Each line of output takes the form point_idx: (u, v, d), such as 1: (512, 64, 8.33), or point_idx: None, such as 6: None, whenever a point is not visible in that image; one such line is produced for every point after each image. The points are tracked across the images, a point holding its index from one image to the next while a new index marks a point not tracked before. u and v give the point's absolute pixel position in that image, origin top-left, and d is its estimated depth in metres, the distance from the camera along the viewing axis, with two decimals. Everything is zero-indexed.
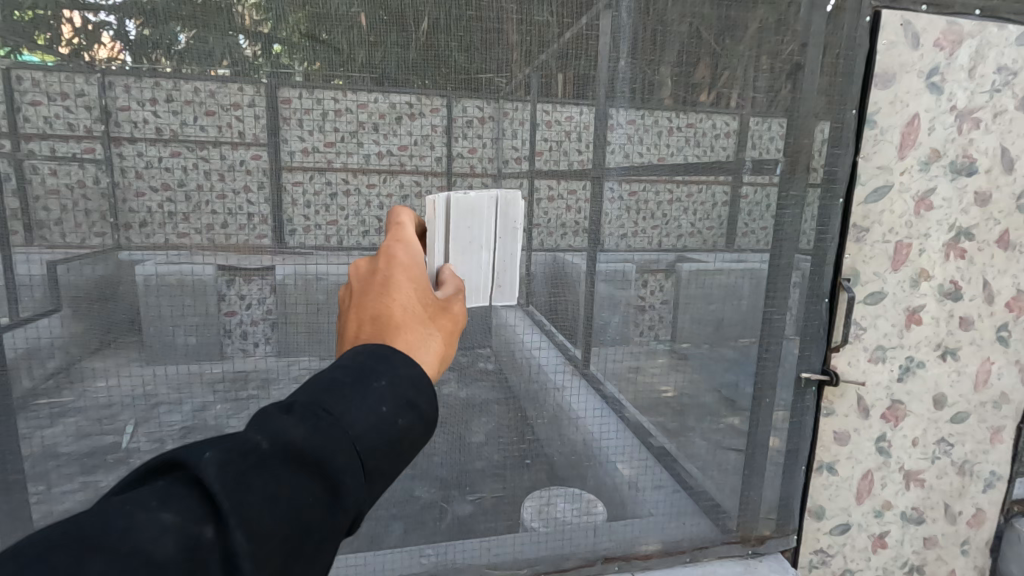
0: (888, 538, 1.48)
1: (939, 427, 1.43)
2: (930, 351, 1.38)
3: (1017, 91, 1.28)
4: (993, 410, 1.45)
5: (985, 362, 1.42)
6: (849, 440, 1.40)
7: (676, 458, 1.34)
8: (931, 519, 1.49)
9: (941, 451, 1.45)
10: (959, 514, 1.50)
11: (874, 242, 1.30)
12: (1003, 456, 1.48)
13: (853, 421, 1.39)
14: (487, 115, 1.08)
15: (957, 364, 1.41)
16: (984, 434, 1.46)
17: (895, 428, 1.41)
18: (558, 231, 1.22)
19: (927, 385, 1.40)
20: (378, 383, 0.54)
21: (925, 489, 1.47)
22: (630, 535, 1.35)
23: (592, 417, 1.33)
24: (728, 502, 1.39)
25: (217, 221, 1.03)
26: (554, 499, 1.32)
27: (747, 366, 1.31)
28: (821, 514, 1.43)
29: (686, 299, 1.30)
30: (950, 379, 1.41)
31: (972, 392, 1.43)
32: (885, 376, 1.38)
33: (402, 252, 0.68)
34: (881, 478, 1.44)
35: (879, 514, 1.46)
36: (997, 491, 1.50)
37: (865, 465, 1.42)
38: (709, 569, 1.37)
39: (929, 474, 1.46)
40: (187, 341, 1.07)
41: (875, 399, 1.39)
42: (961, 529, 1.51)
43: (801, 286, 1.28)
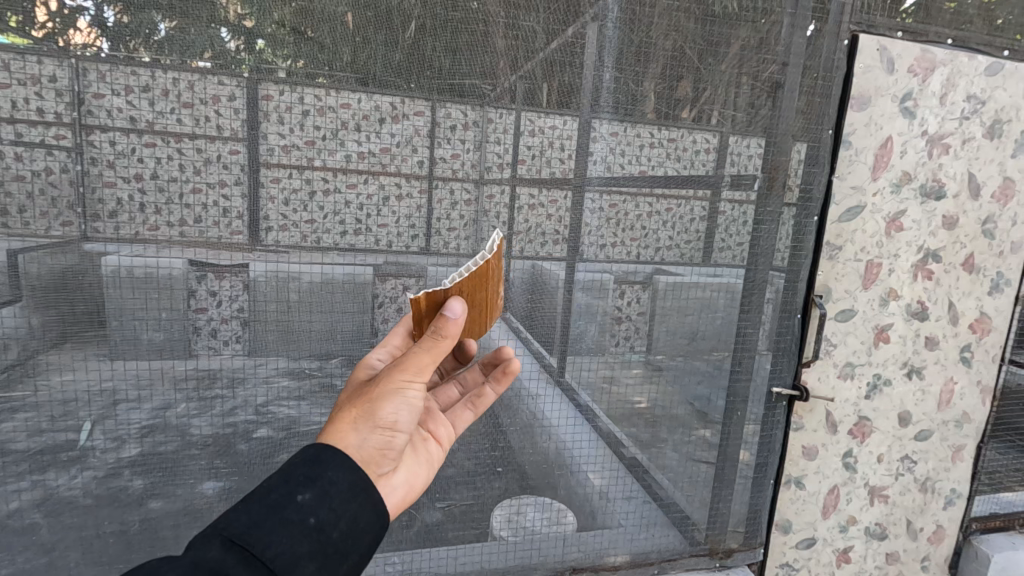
0: (852, 552, 1.50)
1: (904, 444, 1.47)
2: (897, 368, 1.42)
3: (985, 119, 1.33)
4: (955, 429, 1.50)
5: (948, 381, 1.46)
6: (817, 455, 1.43)
7: (647, 469, 1.35)
8: (894, 535, 1.52)
9: (905, 468, 1.48)
10: (920, 531, 1.54)
11: (846, 260, 1.33)
12: (964, 474, 1.53)
13: (822, 436, 1.42)
14: (470, 121, 1.08)
15: (922, 383, 1.44)
16: (946, 452, 1.51)
17: (862, 444, 1.44)
18: (537, 239, 1.18)
19: (894, 403, 1.44)
20: (302, 497, 0.60)
21: (888, 506, 1.50)
22: (599, 546, 1.36)
23: (566, 427, 1.30)
24: (697, 514, 1.40)
25: (191, 215, 1.00)
26: (525, 508, 1.31)
27: (718, 378, 1.34)
28: (787, 528, 1.46)
29: (662, 310, 1.29)
30: (915, 397, 1.45)
31: (937, 410, 1.47)
32: (854, 392, 1.41)
33: (381, 412, 0.68)
34: (847, 493, 1.46)
35: (844, 529, 1.48)
36: (956, 508, 1.55)
37: (832, 480, 1.45)
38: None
39: (893, 490, 1.49)
40: (152, 337, 1.03)
41: (843, 414, 1.41)
42: (922, 545, 1.55)
43: (774, 302, 1.31)
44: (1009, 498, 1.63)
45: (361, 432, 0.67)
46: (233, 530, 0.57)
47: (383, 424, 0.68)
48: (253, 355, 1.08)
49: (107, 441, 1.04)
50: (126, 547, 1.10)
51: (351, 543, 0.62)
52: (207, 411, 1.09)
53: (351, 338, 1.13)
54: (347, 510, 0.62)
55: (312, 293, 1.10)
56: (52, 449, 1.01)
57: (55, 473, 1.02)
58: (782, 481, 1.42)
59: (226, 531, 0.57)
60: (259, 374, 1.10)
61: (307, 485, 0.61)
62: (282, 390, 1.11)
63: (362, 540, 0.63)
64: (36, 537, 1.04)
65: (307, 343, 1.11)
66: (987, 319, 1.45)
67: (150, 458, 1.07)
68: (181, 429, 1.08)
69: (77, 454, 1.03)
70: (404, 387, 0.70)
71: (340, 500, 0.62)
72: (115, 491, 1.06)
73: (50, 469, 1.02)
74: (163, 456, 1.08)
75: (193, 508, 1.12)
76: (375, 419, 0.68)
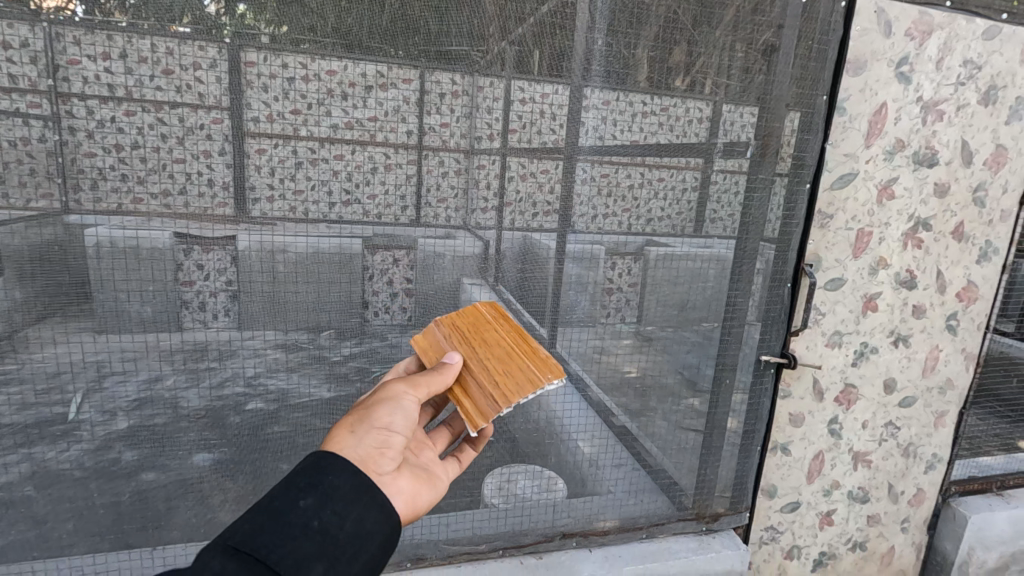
0: (835, 515, 1.55)
1: (888, 410, 1.50)
2: (884, 337, 1.44)
3: (980, 85, 1.32)
4: (939, 395, 1.53)
5: (934, 349, 1.49)
6: (804, 422, 1.46)
7: (636, 437, 1.38)
8: (876, 499, 1.57)
9: (889, 434, 1.52)
10: (901, 494, 1.58)
11: (837, 230, 1.34)
12: (945, 439, 1.57)
13: (808, 402, 1.45)
14: (460, 89, 1.06)
15: (908, 350, 1.47)
16: (929, 418, 1.54)
17: (847, 410, 1.47)
18: (529, 211, 1.17)
19: (880, 370, 1.46)
20: (304, 502, 0.61)
21: (872, 470, 1.54)
22: (589, 512, 1.38)
23: (554, 395, 1.34)
24: (685, 480, 1.43)
25: (175, 187, 0.98)
26: (515, 477, 1.35)
27: (708, 348, 1.35)
28: (773, 492, 1.50)
29: (653, 281, 1.29)
30: (900, 364, 1.48)
31: (921, 377, 1.50)
32: (840, 360, 1.43)
33: (375, 416, 0.72)
34: (831, 459, 1.50)
35: (827, 493, 1.52)
36: (937, 472, 1.59)
37: (817, 446, 1.48)
38: (665, 544, 1.42)
39: (877, 455, 1.53)
40: (141, 311, 1.02)
41: (830, 381, 1.45)
42: (903, 508, 1.59)
43: (764, 273, 1.32)
44: (988, 461, 1.68)
45: (356, 434, 0.70)
46: (236, 539, 0.57)
47: (378, 425, 0.71)
48: (243, 328, 1.08)
49: (99, 414, 1.04)
50: (116, 519, 1.11)
51: (360, 543, 0.62)
52: (196, 383, 1.08)
53: (341, 311, 1.13)
54: (351, 511, 0.63)
55: (302, 265, 1.08)
56: (44, 422, 1.02)
57: (46, 447, 1.03)
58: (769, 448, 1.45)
59: (229, 540, 0.57)
60: (251, 349, 1.10)
61: (309, 490, 0.62)
62: (273, 362, 1.11)
63: (370, 542, 0.63)
64: (31, 509, 1.05)
65: (298, 316, 1.11)
66: (973, 287, 1.47)
67: (140, 431, 1.07)
68: (172, 401, 1.08)
69: (69, 427, 1.03)
70: (394, 398, 0.74)
71: (342, 502, 0.63)
72: (107, 464, 1.06)
73: (42, 441, 1.02)
74: (154, 429, 1.08)
75: (186, 481, 1.13)
76: (369, 421, 0.71)
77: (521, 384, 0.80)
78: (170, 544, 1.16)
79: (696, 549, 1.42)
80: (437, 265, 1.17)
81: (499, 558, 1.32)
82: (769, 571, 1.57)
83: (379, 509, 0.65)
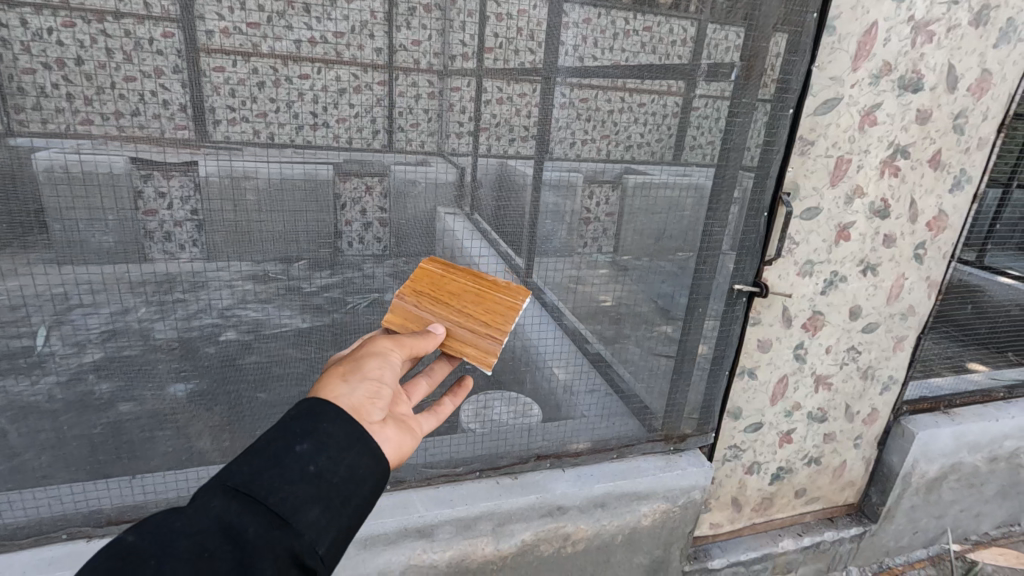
0: (794, 434, 1.65)
1: (851, 336, 1.57)
2: (853, 266, 1.48)
3: (972, 5, 1.29)
4: (900, 322, 1.60)
5: (899, 278, 1.54)
6: (770, 348, 1.52)
7: (610, 363, 1.43)
8: (833, 418, 1.67)
9: (850, 359, 1.60)
10: (857, 413, 1.69)
11: (817, 157, 1.34)
12: (901, 363, 1.66)
13: (776, 329, 1.50)
14: (432, 3, 0.99)
15: (875, 279, 1.52)
16: (889, 343, 1.62)
17: (813, 337, 1.53)
18: (505, 137, 1.13)
19: (846, 299, 1.51)
20: (300, 447, 0.62)
21: (831, 392, 1.63)
22: (562, 435, 1.45)
23: (531, 323, 1.37)
24: (655, 404, 1.50)
25: (127, 108, 0.91)
26: (491, 402, 1.39)
27: (682, 278, 1.37)
28: (737, 414, 1.58)
29: (631, 210, 1.28)
30: (867, 292, 1.53)
31: (885, 305, 1.56)
32: (810, 289, 1.47)
33: (366, 367, 0.73)
34: (794, 382, 1.58)
35: (788, 414, 1.61)
36: (891, 393, 1.70)
37: (782, 370, 1.55)
38: (633, 464, 1.51)
39: (837, 378, 1.62)
40: (102, 242, 0.98)
41: (798, 310, 1.49)
42: (857, 426, 1.71)
43: (741, 201, 1.32)
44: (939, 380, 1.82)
45: (349, 381, 0.71)
46: (235, 481, 0.59)
47: (369, 375, 0.72)
48: (212, 259, 1.05)
49: (67, 346, 1.02)
50: (92, 449, 1.11)
51: (355, 487, 0.63)
52: (164, 315, 1.07)
53: (314, 241, 1.11)
54: (346, 458, 0.63)
55: (270, 193, 1.05)
56: (10, 355, 1.00)
57: (15, 380, 1.02)
58: (736, 372, 1.52)
59: (228, 481, 0.59)
60: (223, 278, 1.08)
61: (305, 436, 0.63)
62: (246, 294, 1.10)
63: (365, 486, 0.64)
64: (6, 441, 1.05)
65: (269, 245, 1.08)
66: (943, 217, 1.50)
67: (111, 363, 1.06)
68: (143, 333, 1.06)
69: (37, 359, 1.02)
70: (383, 353, 0.76)
71: (337, 449, 0.63)
72: (81, 395, 1.06)
73: (11, 374, 1.01)
74: (126, 361, 1.07)
75: (160, 412, 1.14)
76: (359, 370, 0.72)
77: (502, 313, 0.90)
78: (148, 473, 1.18)
79: (663, 467, 1.52)
80: (411, 193, 1.13)
81: (476, 479, 1.40)
82: (730, 486, 1.67)
83: (373, 457, 0.65)
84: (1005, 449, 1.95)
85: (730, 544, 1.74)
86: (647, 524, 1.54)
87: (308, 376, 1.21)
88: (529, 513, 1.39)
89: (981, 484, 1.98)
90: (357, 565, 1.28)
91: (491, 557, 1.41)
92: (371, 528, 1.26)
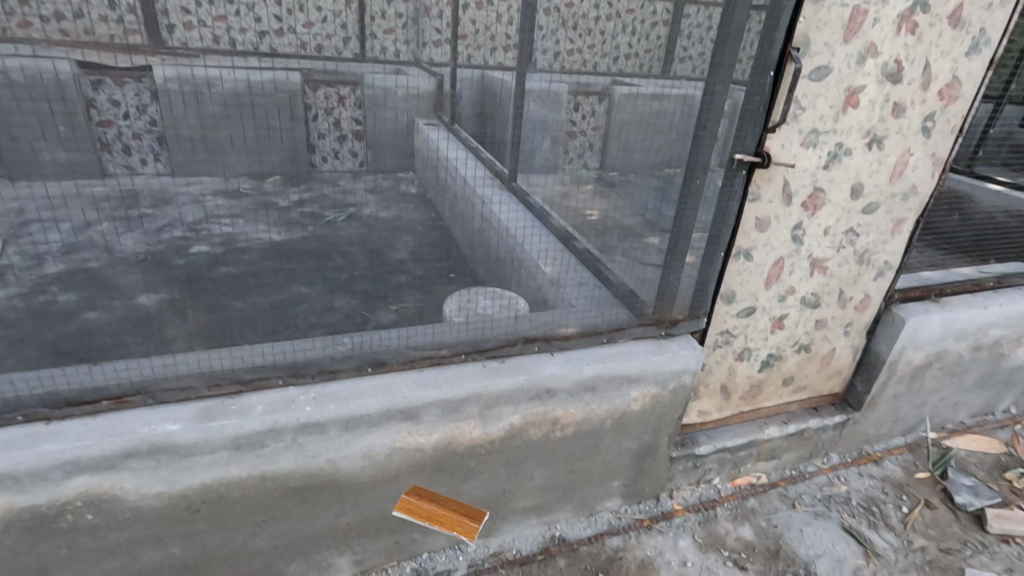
0: (786, 319, 1.69)
1: (851, 217, 1.58)
2: (859, 138, 1.46)
3: None
4: (900, 202, 1.61)
5: (905, 153, 1.53)
6: (768, 228, 1.51)
7: (597, 259, 1.45)
8: (825, 305, 1.72)
9: (847, 242, 1.62)
10: (849, 299, 1.74)
11: (831, 6, 1.27)
12: (897, 247, 1.69)
13: (775, 208, 1.48)
14: None
15: (880, 154, 1.50)
16: (888, 226, 1.64)
17: (812, 216, 1.53)
18: (486, 47, 1.13)
19: (850, 174, 1.51)
20: None
21: (825, 277, 1.66)
22: (550, 318, 1.45)
23: (515, 223, 1.38)
24: (647, 294, 1.51)
25: (65, 7, 0.83)
26: (475, 297, 1.36)
27: (669, 191, 1.36)
28: (731, 299, 1.60)
29: (619, 123, 1.23)
30: (870, 168, 1.52)
31: (887, 182, 1.56)
32: (813, 162, 1.45)
33: None
34: (790, 265, 1.60)
35: (782, 298, 1.65)
36: (884, 279, 1.75)
37: (778, 253, 1.56)
38: (622, 349, 1.52)
39: (832, 262, 1.64)
40: (56, 158, 0.92)
41: (800, 186, 1.48)
42: (848, 313, 1.77)
43: (733, 112, 1.30)
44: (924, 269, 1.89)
45: None
46: None
47: None
48: (180, 174, 0.99)
49: (25, 258, 1.00)
50: (46, 334, 1.08)
51: None
52: (131, 230, 1.03)
53: (285, 158, 1.04)
54: None
55: (237, 102, 0.98)
56: None
57: None
58: (732, 255, 1.51)
59: None
60: (190, 195, 1.03)
61: None
62: (217, 208, 1.06)
63: None
64: None
65: (239, 160, 1.02)
66: (956, 84, 1.48)
67: (75, 275, 1.05)
68: (108, 246, 1.04)
69: None
70: None
71: None
72: (44, 304, 1.06)
73: None
74: (91, 273, 1.06)
75: (133, 317, 1.13)
76: None
77: None
78: (108, 358, 1.15)
79: (653, 350, 1.53)
80: (383, 102, 1.05)
81: (462, 362, 1.41)
82: (720, 372, 1.71)
83: None
84: (991, 337, 1.99)
85: (716, 432, 1.80)
86: (636, 409, 1.56)
87: (281, 284, 1.17)
88: (517, 395, 1.41)
89: (963, 373, 2.04)
90: (341, 447, 1.32)
91: (479, 441, 1.44)
92: (352, 410, 1.29)
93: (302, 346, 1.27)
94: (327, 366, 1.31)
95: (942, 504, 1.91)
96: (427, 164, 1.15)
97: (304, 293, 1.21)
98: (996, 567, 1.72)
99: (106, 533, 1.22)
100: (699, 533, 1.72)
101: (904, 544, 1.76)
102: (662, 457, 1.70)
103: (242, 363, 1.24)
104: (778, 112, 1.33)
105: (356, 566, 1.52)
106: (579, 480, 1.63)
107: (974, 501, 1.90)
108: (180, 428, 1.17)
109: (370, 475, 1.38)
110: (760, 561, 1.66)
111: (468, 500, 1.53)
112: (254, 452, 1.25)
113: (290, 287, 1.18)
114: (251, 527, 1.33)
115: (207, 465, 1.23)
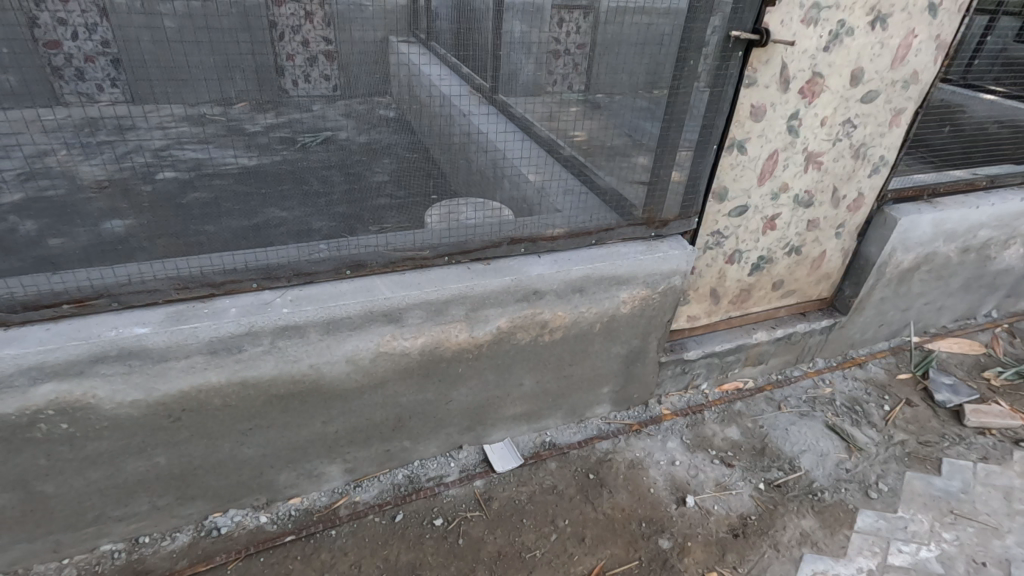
0: (778, 220, 1.64)
1: (848, 107, 1.51)
2: (862, 16, 1.37)
3: None
4: (900, 91, 1.55)
5: (909, 34, 1.46)
6: (764, 116, 1.42)
7: (585, 166, 1.37)
8: (819, 203, 1.67)
9: (844, 134, 1.56)
10: (842, 199, 1.70)
11: None
12: (894, 141, 1.65)
13: (772, 94, 1.40)
14: None
15: (882, 35, 1.43)
16: (886, 117, 1.58)
17: (809, 105, 1.46)
18: None
19: (850, 57, 1.43)
20: None
21: (820, 173, 1.61)
22: (539, 222, 1.36)
23: (499, 134, 1.33)
24: (634, 196, 1.42)
25: None
26: (461, 207, 1.30)
27: (657, 111, 1.32)
28: (723, 197, 1.52)
29: (607, 40, 1.19)
30: (872, 52, 1.44)
31: (888, 69, 1.49)
32: (813, 43, 1.36)
33: None
34: (785, 159, 1.53)
35: (775, 197, 1.59)
36: (879, 176, 1.71)
37: (773, 145, 1.49)
38: (613, 248, 1.44)
39: (828, 157, 1.59)
40: (5, 80, 0.87)
41: (798, 69, 1.39)
42: (841, 214, 1.73)
43: (721, 29, 1.25)
44: (922, 169, 1.81)
45: None
46: None
47: None
48: (139, 101, 0.94)
49: None
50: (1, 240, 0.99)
51: None
52: (91, 157, 0.99)
53: (250, 81, 0.99)
54: None
55: (195, 20, 0.93)
56: None
57: None
58: (726, 146, 1.43)
59: None
60: (150, 122, 0.98)
61: None
62: (182, 135, 1.00)
63: None
64: None
65: (202, 87, 0.96)
66: None
67: (38, 203, 1.00)
68: (69, 174, 1.00)
69: None
70: None
71: None
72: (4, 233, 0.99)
73: None
74: (53, 202, 1.01)
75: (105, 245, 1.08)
76: None
77: None
78: (69, 269, 1.05)
79: (645, 250, 1.45)
80: (356, 17, 1.00)
81: (446, 265, 1.31)
82: (710, 277, 1.67)
83: None
84: (978, 239, 1.97)
85: (705, 338, 1.79)
86: (626, 311, 1.52)
87: (254, 208, 1.16)
88: (503, 297, 1.34)
89: (950, 277, 2.04)
90: (322, 352, 1.23)
91: (466, 344, 1.37)
92: (330, 312, 1.19)
93: (274, 274, 1.18)
94: (304, 269, 1.19)
95: (923, 401, 1.92)
96: (402, 90, 1.10)
97: (279, 216, 1.17)
98: (973, 455, 1.73)
99: (85, 443, 1.14)
100: (687, 435, 1.71)
101: (885, 437, 1.77)
102: (652, 362, 1.68)
103: (216, 267, 1.13)
104: (767, 22, 1.28)
105: (348, 475, 1.46)
106: (569, 386, 1.60)
107: (954, 397, 1.91)
108: (150, 332, 1.08)
109: (354, 380, 1.30)
110: (746, 458, 1.66)
111: (457, 408, 1.47)
112: (231, 356, 1.16)
113: (265, 211, 1.16)
114: (236, 436, 1.26)
115: (183, 370, 1.14)
